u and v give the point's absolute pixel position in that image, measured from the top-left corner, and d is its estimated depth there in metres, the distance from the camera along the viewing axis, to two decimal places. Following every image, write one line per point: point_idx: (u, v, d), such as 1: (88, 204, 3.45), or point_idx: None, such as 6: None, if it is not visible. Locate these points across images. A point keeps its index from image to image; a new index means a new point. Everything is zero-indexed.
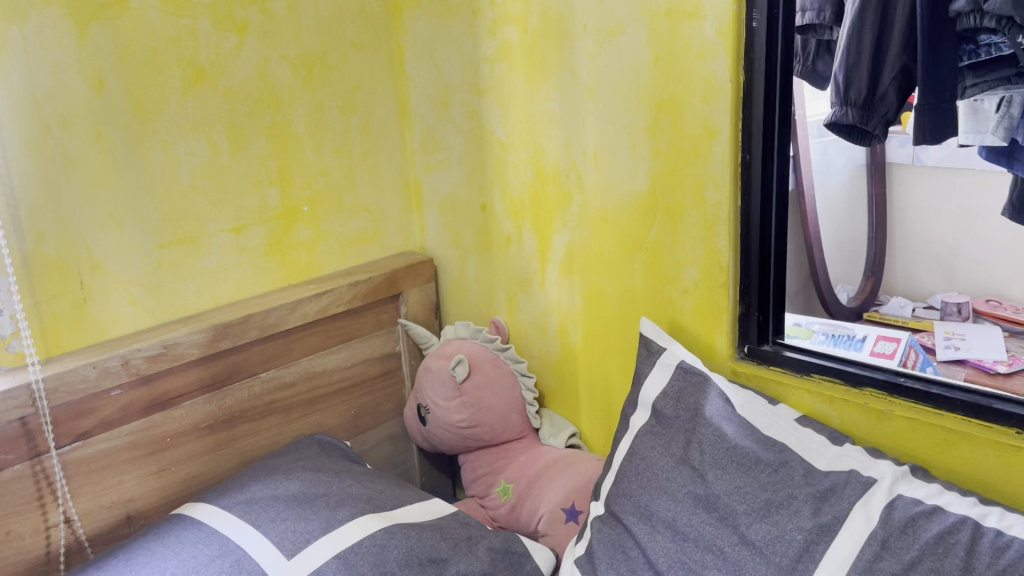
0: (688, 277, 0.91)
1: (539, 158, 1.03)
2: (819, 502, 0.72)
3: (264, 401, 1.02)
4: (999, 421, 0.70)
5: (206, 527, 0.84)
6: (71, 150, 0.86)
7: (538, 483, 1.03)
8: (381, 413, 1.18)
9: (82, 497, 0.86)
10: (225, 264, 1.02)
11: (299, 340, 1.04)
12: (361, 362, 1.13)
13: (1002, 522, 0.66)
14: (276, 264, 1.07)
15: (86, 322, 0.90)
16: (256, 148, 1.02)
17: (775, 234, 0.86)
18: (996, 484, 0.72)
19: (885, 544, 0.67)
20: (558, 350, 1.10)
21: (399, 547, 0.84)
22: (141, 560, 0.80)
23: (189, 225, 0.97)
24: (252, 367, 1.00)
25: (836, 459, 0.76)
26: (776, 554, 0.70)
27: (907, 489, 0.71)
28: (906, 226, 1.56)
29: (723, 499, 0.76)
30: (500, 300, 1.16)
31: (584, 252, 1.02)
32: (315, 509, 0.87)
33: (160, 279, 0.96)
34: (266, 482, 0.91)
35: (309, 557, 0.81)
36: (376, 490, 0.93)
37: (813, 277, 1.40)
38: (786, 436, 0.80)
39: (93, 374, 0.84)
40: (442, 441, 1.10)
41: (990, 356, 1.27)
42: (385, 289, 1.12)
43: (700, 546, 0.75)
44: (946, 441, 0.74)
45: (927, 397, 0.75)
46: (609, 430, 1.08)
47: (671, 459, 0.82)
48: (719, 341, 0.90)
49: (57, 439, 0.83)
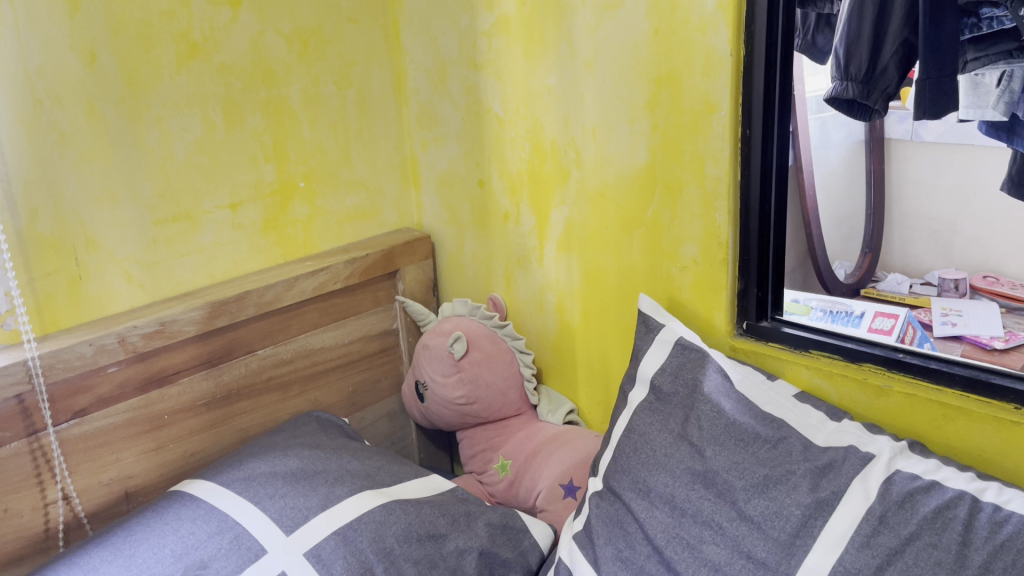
0: (686, 253, 0.91)
1: (536, 133, 1.02)
2: (818, 478, 0.72)
3: (262, 379, 1.02)
4: (998, 396, 0.70)
5: (204, 503, 0.84)
6: (64, 126, 0.85)
7: (536, 459, 1.03)
8: (379, 390, 1.18)
9: (80, 474, 0.86)
10: (221, 241, 1.01)
11: (296, 316, 1.04)
12: (359, 339, 1.13)
13: (1000, 497, 0.66)
14: (273, 241, 1.07)
15: (82, 299, 0.90)
16: (251, 124, 1.01)
17: (774, 210, 0.85)
18: (993, 459, 0.72)
19: (883, 519, 0.67)
20: (556, 327, 1.10)
21: (398, 523, 0.85)
22: (140, 537, 0.80)
23: (185, 202, 0.96)
24: (249, 345, 0.99)
25: (834, 435, 0.76)
26: (774, 529, 0.71)
27: (905, 464, 0.71)
28: (904, 202, 1.55)
29: (722, 474, 0.76)
30: (497, 277, 1.15)
31: (583, 228, 1.01)
32: (314, 485, 0.87)
33: (156, 256, 0.95)
34: (264, 459, 0.91)
35: (308, 534, 0.81)
36: (374, 466, 0.93)
37: (810, 253, 1.40)
38: (784, 411, 0.80)
39: (89, 351, 0.84)
40: (440, 418, 1.10)
41: (987, 332, 1.28)
42: (382, 265, 1.11)
43: (698, 522, 0.75)
44: (944, 416, 0.74)
45: (926, 372, 0.75)
46: (607, 406, 1.08)
47: (669, 435, 0.82)
48: (718, 317, 0.90)
49: (54, 416, 0.83)
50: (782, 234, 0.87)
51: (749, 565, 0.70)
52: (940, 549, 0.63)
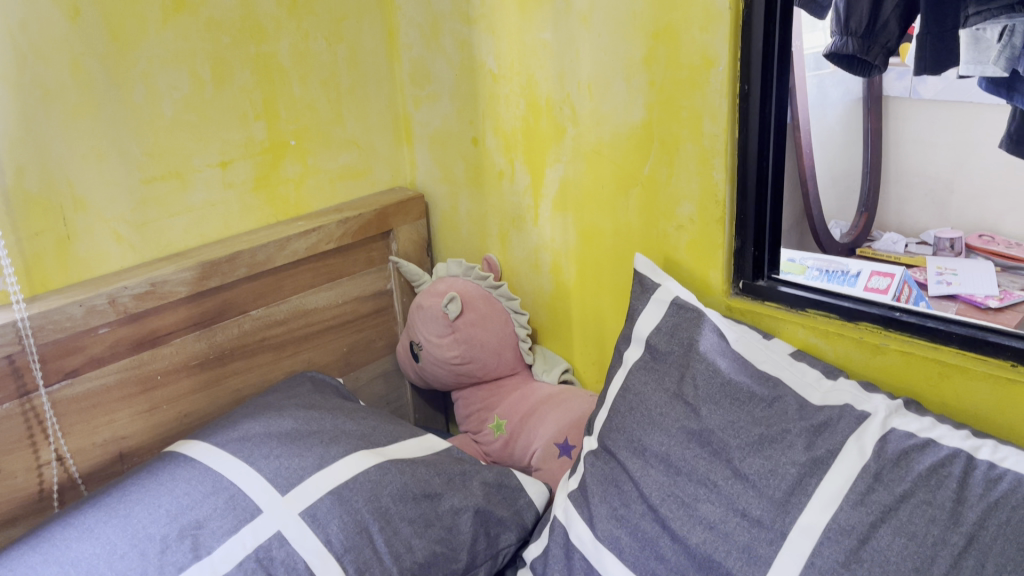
0: (683, 212, 0.90)
1: (531, 90, 1.00)
2: (813, 436, 0.72)
3: (255, 339, 1.01)
4: (995, 354, 0.70)
5: (199, 464, 0.84)
6: (49, 82, 0.83)
7: (531, 419, 1.03)
8: (374, 351, 1.17)
9: (74, 435, 0.86)
10: (211, 200, 1.00)
11: (289, 277, 1.03)
12: (353, 299, 1.12)
13: (995, 455, 0.67)
14: (264, 200, 1.05)
15: (71, 259, 0.89)
16: (240, 80, 0.99)
17: (772, 167, 0.84)
18: (989, 417, 0.72)
19: (878, 477, 0.67)
20: (551, 287, 1.10)
21: (394, 483, 0.85)
22: (134, 497, 0.80)
23: (174, 160, 0.95)
24: (242, 305, 0.98)
25: (830, 393, 0.76)
26: (769, 487, 0.71)
27: (901, 422, 0.71)
28: (901, 160, 1.53)
29: (717, 433, 0.76)
30: (492, 237, 1.14)
31: (578, 187, 1.00)
32: (309, 445, 0.87)
33: (146, 216, 0.94)
34: (259, 419, 0.91)
35: (303, 494, 0.81)
36: (369, 426, 0.93)
37: (807, 212, 1.39)
38: (780, 370, 0.80)
39: (80, 312, 0.83)
40: (435, 378, 1.10)
41: (983, 289, 1.28)
42: (375, 225, 1.10)
43: (693, 480, 0.75)
44: (940, 375, 0.74)
45: (923, 331, 0.75)
46: (602, 366, 1.08)
47: (665, 394, 0.82)
48: (714, 277, 0.90)
49: (45, 377, 0.82)
50: (780, 192, 0.85)
51: (743, 523, 0.70)
52: (935, 507, 0.64)
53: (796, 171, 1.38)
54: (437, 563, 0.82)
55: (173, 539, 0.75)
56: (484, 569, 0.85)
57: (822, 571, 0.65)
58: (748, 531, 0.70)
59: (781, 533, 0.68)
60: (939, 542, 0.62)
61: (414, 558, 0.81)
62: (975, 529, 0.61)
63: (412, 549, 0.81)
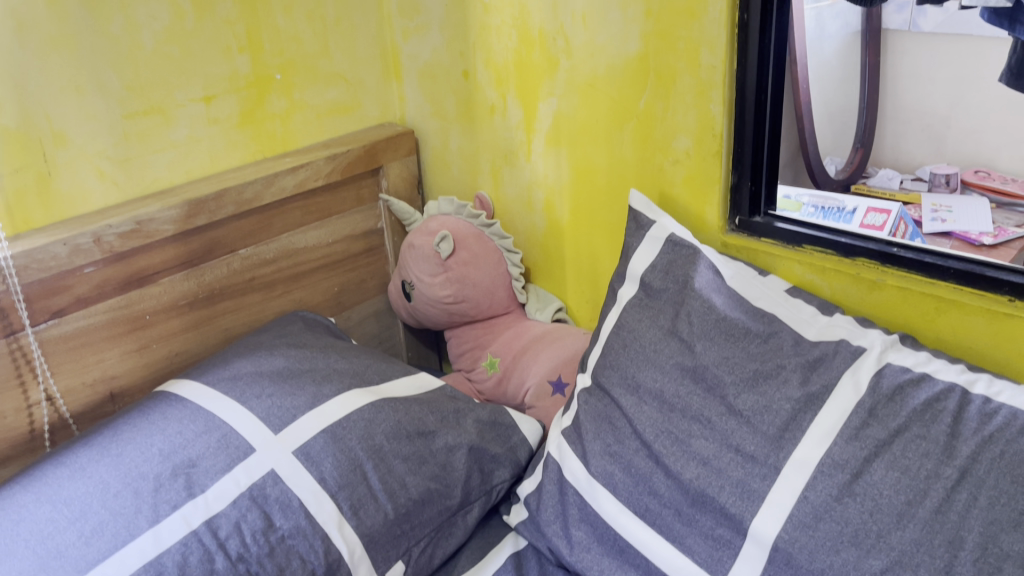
0: (679, 146, 0.88)
1: (523, 21, 0.97)
2: (808, 372, 0.72)
3: (244, 278, 1.00)
4: (993, 289, 0.70)
5: (190, 403, 0.83)
6: (22, 12, 0.80)
7: (524, 357, 1.03)
8: (366, 290, 1.16)
9: (63, 374, 0.85)
10: (196, 136, 0.97)
11: (277, 215, 1.01)
12: (343, 238, 1.10)
13: (990, 389, 0.67)
14: (250, 136, 1.03)
15: (53, 197, 0.87)
16: (222, 11, 0.95)
17: (771, 100, 0.82)
18: (984, 351, 0.72)
19: (872, 411, 0.67)
20: (545, 225, 1.08)
21: (387, 421, 0.85)
22: (126, 436, 0.79)
23: (157, 94, 0.92)
24: (230, 244, 0.97)
25: (825, 329, 0.76)
26: (764, 423, 0.71)
27: (896, 357, 0.71)
28: (898, 98, 1.51)
29: (712, 369, 0.76)
30: (484, 174, 1.12)
31: (572, 121, 0.98)
32: (302, 384, 0.86)
33: (128, 152, 0.91)
34: (250, 359, 0.90)
35: (296, 432, 0.80)
36: (362, 365, 0.92)
37: (802, 148, 1.37)
38: (776, 306, 0.79)
39: (64, 251, 0.81)
40: (427, 317, 1.09)
41: (977, 228, 1.27)
42: (365, 162, 1.08)
43: (686, 416, 0.75)
44: (936, 310, 0.73)
45: (920, 266, 0.74)
46: (596, 304, 1.07)
47: (659, 331, 0.81)
48: (709, 213, 0.89)
49: (31, 317, 0.81)
50: (779, 125, 0.84)
51: (737, 458, 0.71)
52: (929, 441, 0.64)
53: (789, 109, 1.33)
54: (431, 500, 0.83)
55: (167, 478, 0.74)
56: (478, 505, 0.87)
57: (815, 505, 0.65)
58: (741, 467, 0.70)
59: (774, 468, 0.69)
60: (931, 476, 0.63)
61: (409, 495, 0.81)
62: (968, 463, 0.62)
63: (406, 486, 0.82)
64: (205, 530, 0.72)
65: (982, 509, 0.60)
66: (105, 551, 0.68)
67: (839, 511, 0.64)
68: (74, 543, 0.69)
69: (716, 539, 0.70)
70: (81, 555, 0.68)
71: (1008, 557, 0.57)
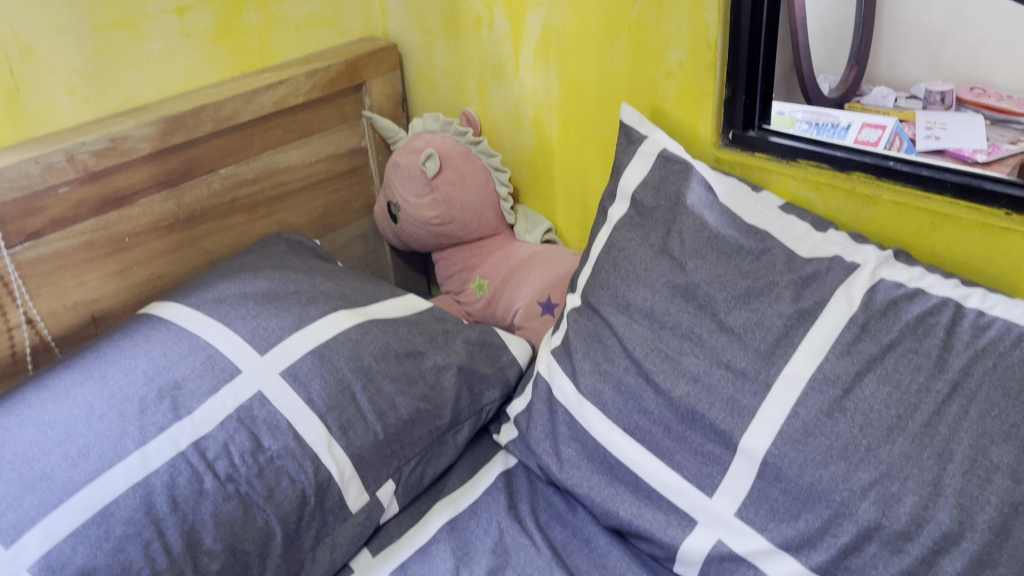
0: (672, 58, 0.85)
1: None
2: (801, 289, 0.71)
3: (226, 199, 0.98)
4: (990, 203, 0.68)
5: (174, 326, 0.82)
6: None
7: (513, 278, 1.01)
8: (351, 212, 1.14)
9: (42, 297, 0.83)
10: (170, 50, 0.93)
11: (258, 133, 0.98)
12: (326, 158, 1.07)
13: (984, 303, 0.66)
14: (227, 51, 0.99)
15: (22, 114, 0.83)
16: None
17: (768, 8, 0.79)
18: (979, 266, 0.71)
19: (865, 327, 0.66)
20: (533, 143, 1.06)
21: (375, 343, 0.84)
22: (109, 359, 0.78)
23: (127, 6, 0.88)
24: (210, 164, 0.94)
25: (819, 245, 0.74)
26: (755, 339, 0.70)
27: (890, 273, 0.70)
28: (895, 12, 1.48)
29: (703, 287, 0.75)
30: (470, 90, 1.09)
31: (561, 34, 0.94)
32: (287, 306, 0.85)
33: (99, 67, 0.88)
34: (234, 280, 0.88)
35: (283, 354, 0.79)
36: (348, 286, 0.91)
37: (796, 64, 1.33)
38: (769, 223, 0.77)
39: (36, 171, 0.78)
40: (414, 238, 1.07)
41: (969, 146, 1.22)
42: (347, 78, 1.04)
43: (677, 334, 0.75)
44: (932, 225, 0.72)
45: (917, 180, 0.72)
46: (585, 223, 1.06)
47: (650, 249, 0.80)
48: (702, 127, 0.87)
49: (6, 239, 0.79)
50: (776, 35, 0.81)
51: (728, 376, 0.70)
52: (920, 355, 0.64)
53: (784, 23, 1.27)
54: (421, 420, 0.83)
55: (152, 400, 0.74)
56: (468, 425, 0.87)
57: (805, 421, 0.65)
58: (732, 384, 0.70)
59: (765, 385, 0.68)
60: (922, 390, 0.62)
61: (398, 416, 0.81)
62: (960, 377, 0.62)
63: (395, 407, 0.81)
64: (193, 452, 0.71)
65: (972, 422, 0.60)
66: (92, 472, 0.68)
67: (829, 426, 0.64)
68: (60, 465, 0.68)
69: (705, 455, 0.71)
70: (68, 476, 0.68)
71: (996, 469, 0.58)
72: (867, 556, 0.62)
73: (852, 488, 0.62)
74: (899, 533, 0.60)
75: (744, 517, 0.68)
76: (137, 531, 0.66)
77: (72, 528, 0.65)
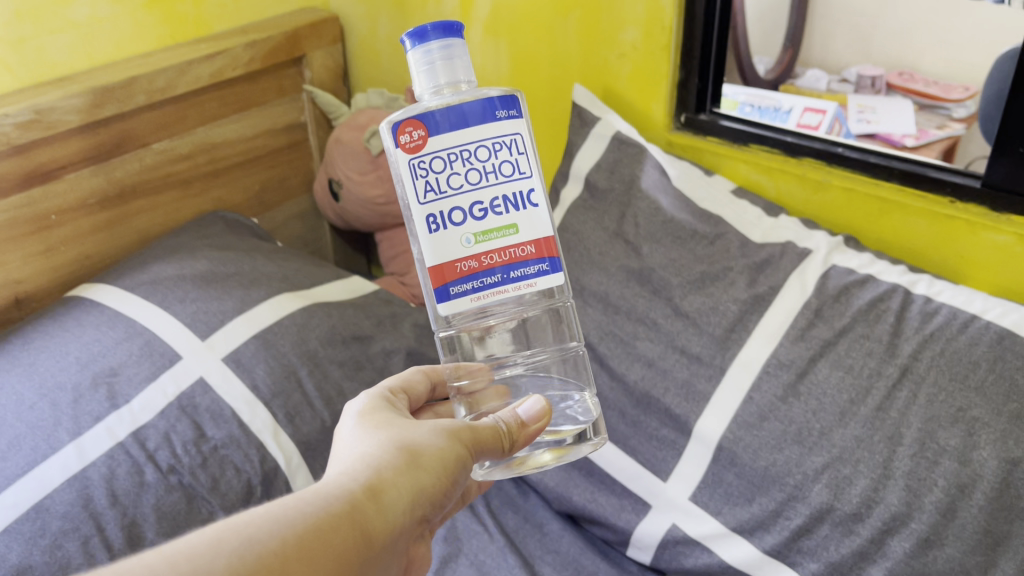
0: (626, 38, 0.88)
1: None
2: (755, 274, 0.73)
3: (159, 176, 0.93)
4: (935, 190, 0.71)
5: (106, 309, 0.78)
6: None
7: None
8: (289, 189, 1.11)
9: None
10: (98, 16, 0.86)
11: (193, 107, 0.94)
12: (264, 133, 1.04)
13: (931, 289, 0.68)
14: (159, 18, 0.92)
15: None
16: None
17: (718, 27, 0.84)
18: (925, 253, 0.74)
19: (819, 313, 0.68)
20: None
21: (321, 326, 0.82)
22: (39, 345, 0.74)
23: None
24: (143, 138, 0.89)
25: (771, 231, 0.76)
26: (710, 324, 0.72)
27: (841, 260, 0.72)
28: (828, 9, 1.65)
29: (658, 272, 0.76)
30: None
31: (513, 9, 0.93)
32: (227, 289, 0.82)
33: (22, 32, 0.80)
34: (169, 261, 0.85)
35: (224, 339, 0.77)
36: (291, 268, 0.89)
37: (738, 60, 1.42)
38: (721, 208, 0.79)
39: None
40: (357, 219, 1.03)
41: (899, 130, 1.38)
42: (286, 50, 1.01)
43: (632, 319, 0.76)
44: (881, 211, 0.75)
45: (867, 168, 0.75)
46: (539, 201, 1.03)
47: (604, 233, 0.81)
48: (655, 110, 0.90)
49: None
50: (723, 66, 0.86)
51: (683, 360, 0.72)
52: (872, 341, 0.65)
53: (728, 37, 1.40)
54: None
55: (87, 389, 0.70)
56: None
57: (760, 405, 0.67)
58: (687, 368, 0.71)
59: (720, 369, 0.70)
60: (874, 374, 0.64)
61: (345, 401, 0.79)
62: (909, 362, 0.63)
63: (343, 392, 0.79)
64: (133, 443, 0.68)
65: (921, 407, 0.61)
66: (25, 466, 0.64)
67: (783, 411, 0.66)
68: None
69: (660, 440, 0.72)
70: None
71: (943, 452, 0.58)
72: (819, 538, 0.62)
73: (805, 472, 0.63)
74: (850, 515, 0.61)
75: (698, 500, 0.69)
76: (75, 527, 0.63)
77: (31, 502, 0.63)
